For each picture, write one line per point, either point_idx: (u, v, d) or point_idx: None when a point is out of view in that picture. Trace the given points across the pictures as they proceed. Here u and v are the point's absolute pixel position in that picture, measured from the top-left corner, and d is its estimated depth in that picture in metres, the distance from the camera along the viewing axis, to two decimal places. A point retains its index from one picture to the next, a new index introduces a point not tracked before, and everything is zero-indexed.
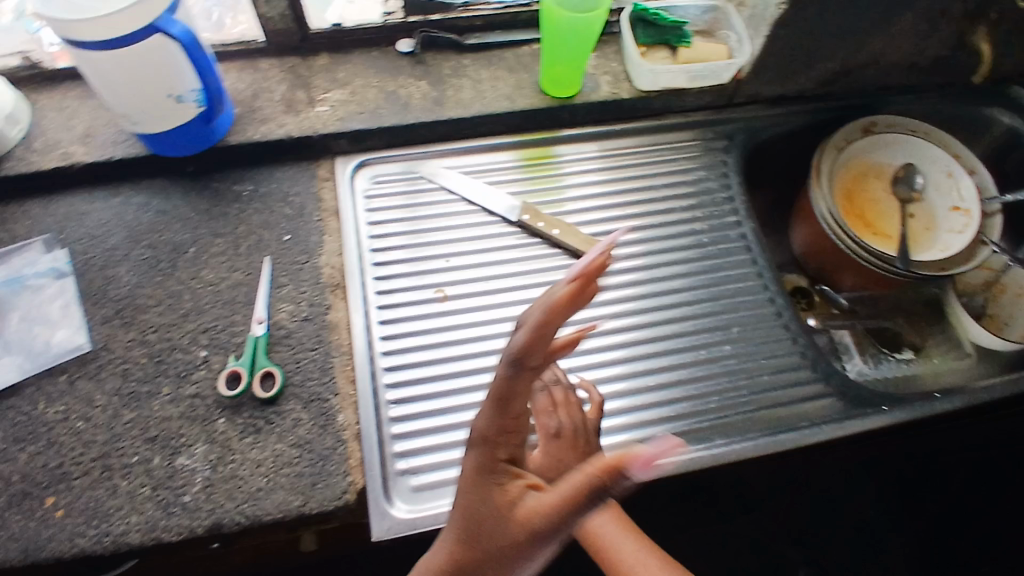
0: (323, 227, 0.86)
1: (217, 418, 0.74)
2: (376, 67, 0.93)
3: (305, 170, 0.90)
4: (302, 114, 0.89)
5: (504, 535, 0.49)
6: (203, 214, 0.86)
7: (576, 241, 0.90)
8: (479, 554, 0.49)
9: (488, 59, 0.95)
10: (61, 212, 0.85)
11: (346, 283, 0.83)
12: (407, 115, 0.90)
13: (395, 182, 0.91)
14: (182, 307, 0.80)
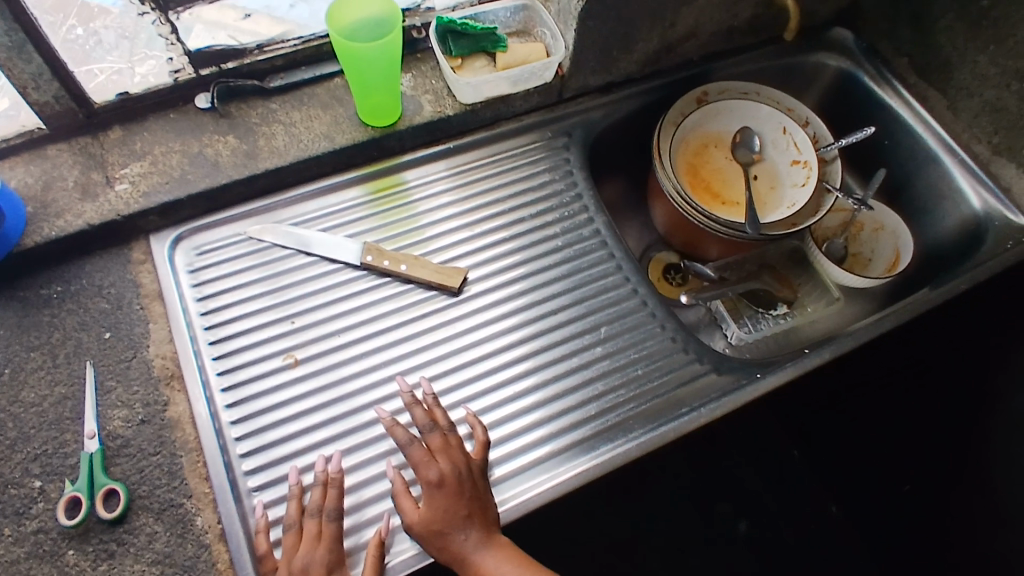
0: (147, 314, 0.79)
1: (65, 551, 0.67)
2: (177, 130, 0.86)
3: (119, 255, 0.82)
4: (101, 197, 0.81)
5: None
6: (13, 327, 0.77)
7: (427, 273, 0.86)
8: None
9: (297, 100, 0.89)
10: None
11: (180, 371, 0.76)
12: (219, 177, 0.83)
13: (222, 250, 0.84)
14: (4, 437, 0.72)
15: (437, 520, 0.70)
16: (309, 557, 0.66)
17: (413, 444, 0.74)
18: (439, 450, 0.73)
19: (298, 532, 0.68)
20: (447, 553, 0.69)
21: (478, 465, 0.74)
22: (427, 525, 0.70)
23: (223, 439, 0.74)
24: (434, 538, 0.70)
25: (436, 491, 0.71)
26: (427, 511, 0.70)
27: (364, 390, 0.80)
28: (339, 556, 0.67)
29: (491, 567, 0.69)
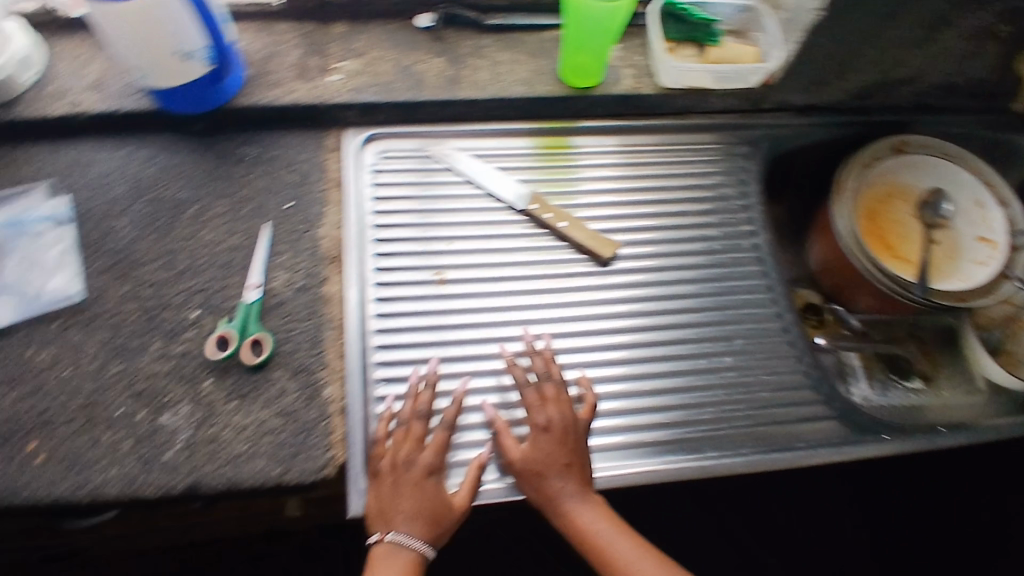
0: (325, 198, 0.84)
1: (204, 379, 0.74)
2: (394, 39, 0.90)
3: (313, 138, 0.87)
4: (314, 81, 0.87)
5: (445, 515, 0.71)
6: (208, 173, 0.84)
7: (583, 236, 0.87)
8: (438, 530, 0.71)
9: (508, 41, 0.92)
10: (65, 160, 0.83)
11: (344, 256, 0.81)
12: (421, 92, 0.87)
13: (405, 159, 0.89)
14: (176, 266, 0.78)
15: (537, 463, 0.72)
16: (412, 458, 0.71)
17: (527, 387, 0.76)
18: (551, 400, 0.75)
19: (407, 432, 0.73)
20: (541, 496, 0.73)
21: (582, 421, 0.76)
22: (528, 466, 0.73)
23: (368, 323, 0.80)
24: (531, 479, 0.73)
25: (541, 437, 0.73)
26: (530, 452, 0.73)
27: (497, 326, 0.83)
28: (439, 463, 0.72)
29: (581, 518, 0.73)
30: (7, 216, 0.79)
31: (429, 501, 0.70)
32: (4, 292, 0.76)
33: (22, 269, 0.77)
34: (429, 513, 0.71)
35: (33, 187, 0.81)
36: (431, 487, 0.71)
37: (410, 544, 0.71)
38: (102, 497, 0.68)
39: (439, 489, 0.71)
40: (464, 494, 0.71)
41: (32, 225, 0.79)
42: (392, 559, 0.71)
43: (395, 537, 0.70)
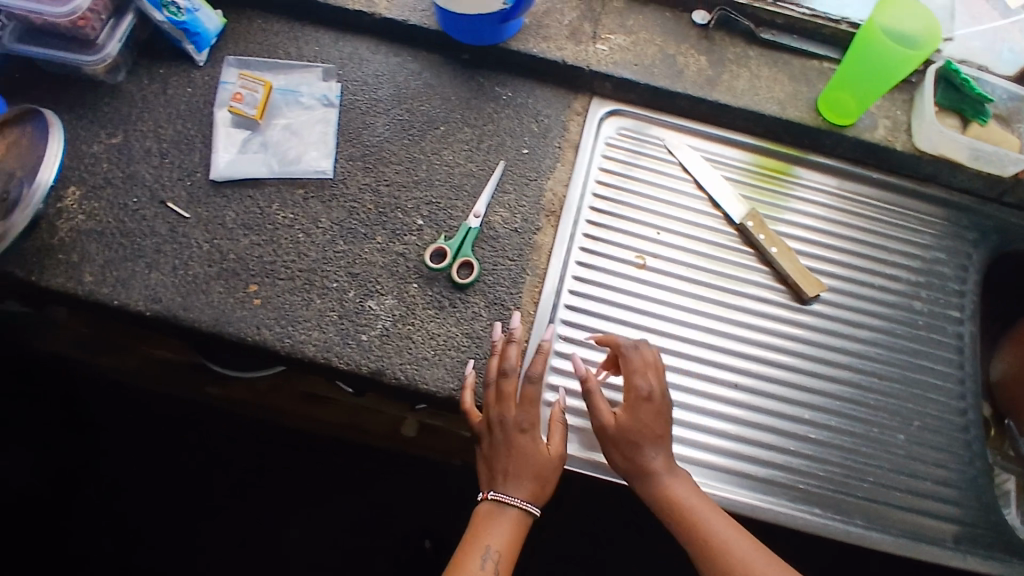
0: (560, 154, 0.87)
1: (411, 282, 0.78)
2: (665, 27, 0.92)
3: (563, 97, 0.91)
4: (582, 46, 0.90)
5: (543, 472, 0.70)
6: (463, 101, 0.89)
7: (791, 266, 0.84)
8: (536, 489, 0.70)
9: (774, 59, 0.92)
10: (345, 51, 0.90)
11: (561, 214, 0.83)
12: (677, 83, 0.89)
13: (638, 141, 0.91)
14: (415, 175, 0.84)
15: (632, 428, 0.70)
16: (503, 415, 0.71)
17: (634, 351, 0.74)
18: (646, 368, 0.73)
19: (496, 388, 0.72)
20: (632, 465, 0.71)
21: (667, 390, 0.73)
22: (624, 428, 0.71)
23: (561, 282, 0.81)
24: (623, 443, 0.71)
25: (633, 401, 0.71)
26: (625, 416, 0.71)
27: (682, 326, 0.81)
28: (534, 420, 0.71)
29: (677, 490, 0.70)
30: (285, 82, 0.86)
31: (530, 470, 0.70)
32: (264, 149, 0.83)
33: (284, 134, 0.84)
34: (525, 474, 0.70)
35: (313, 66, 0.88)
36: (522, 447, 0.71)
37: (513, 506, 0.70)
38: (301, 353, 0.74)
39: (532, 447, 0.71)
40: (552, 456, 0.71)
41: (306, 98, 0.86)
42: (493, 522, 0.71)
43: (498, 496, 0.71)
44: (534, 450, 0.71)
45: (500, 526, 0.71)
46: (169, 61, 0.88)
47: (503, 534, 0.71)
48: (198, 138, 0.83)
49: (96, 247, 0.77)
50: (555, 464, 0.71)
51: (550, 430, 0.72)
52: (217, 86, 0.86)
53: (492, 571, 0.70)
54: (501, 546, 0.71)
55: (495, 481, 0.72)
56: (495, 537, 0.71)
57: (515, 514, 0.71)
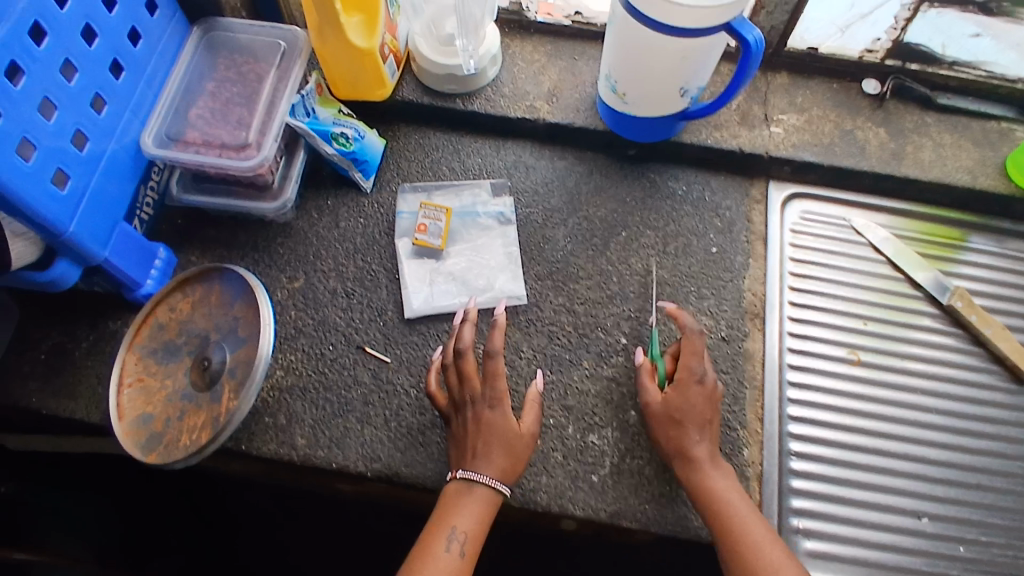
0: (750, 250, 0.83)
1: (630, 409, 0.75)
2: (835, 100, 0.89)
3: (740, 185, 0.87)
4: (756, 130, 0.86)
5: (518, 447, 0.67)
6: (638, 201, 0.85)
7: (1008, 346, 0.81)
8: (512, 464, 0.66)
9: (952, 123, 0.88)
10: (509, 159, 0.87)
11: (765, 314, 0.80)
12: (861, 161, 0.85)
13: (823, 223, 0.87)
14: (607, 289, 0.80)
15: (679, 409, 0.68)
16: (467, 394, 0.69)
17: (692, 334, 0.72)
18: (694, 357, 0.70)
19: (456, 370, 0.71)
20: (676, 449, 0.68)
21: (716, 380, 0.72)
22: (666, 412, 0.69)
23: (782, 391, 0.78)
24: (664, 426, 0.69)
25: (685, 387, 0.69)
26: (675, 396, 0.69)
27: (903, 423, 0.79)
28: (502, 394, 0.69)
29: (713, 483, 0.66)
30: (460, 204, 0.83)
31: (502, 449, 0.66)
32: (452, 279, 0.80)
33: (468, 260, 0.81)
34: (493, 447, 0.66)
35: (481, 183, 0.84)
36: (488, 422, 0.67)
37: (481, 479, 0.65)
38: (534, 503, 0.70)
39: (494, 417, 0.67)
40: (515, 429, 0.68)
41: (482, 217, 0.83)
42: (461, 501, 0.65)
43: (464, 472, 0.66)
44: (503, 421, 0.67)
45: (469, 506, 0.64)
46: (336, 191, 0.84)
47: (472, 513, 0.64)
48: (382, 273, 0.80)
49: (304, 405, 0.74)
50: (523, 440, 0.68)
51: (524, 411, 0.71)
52: (392, 213, 0.83)
53: (452, 551, 0.62)
54: (469, 527, 0.64)
55: (462, 459, 0.67)
56: (464, 517, 0.64)
57: (479, 489, 0.65)
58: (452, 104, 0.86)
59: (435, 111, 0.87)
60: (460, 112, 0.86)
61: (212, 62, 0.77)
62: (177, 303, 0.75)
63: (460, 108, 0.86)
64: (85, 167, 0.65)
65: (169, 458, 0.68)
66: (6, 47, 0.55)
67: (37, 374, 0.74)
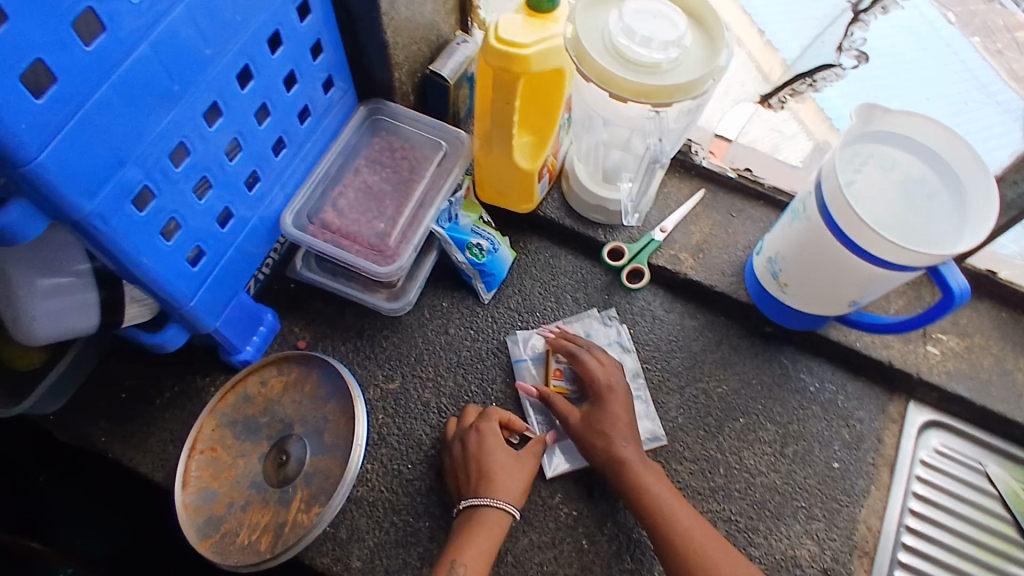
0: (875, 475, 0.75)
1: None
2: (1002, 331, 0.81)
3: (878, 397, 0.79)
4: (909, 344, 0.79)
5: (507, 468, 0.67)
6: (765, 388, 0.77)
7: None
8: (502, 483, 0.65)
9: None
10: (635, 306, 0.80)
11: (877, 555, 0.71)
12: (1017, 409, 0.77)
13: (960, 465, 0.77)
14: (710, 480, 0.72)
15: (598, 418, 0.67)
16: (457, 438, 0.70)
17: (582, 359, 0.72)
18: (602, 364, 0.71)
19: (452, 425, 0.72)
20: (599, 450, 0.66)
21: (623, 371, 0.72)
22: (589, 420, 0.67)
23: None
24: (591, 434, 0.67)
25: (601, 395, 0.68)
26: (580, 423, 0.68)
27: None
28: (490, 422, 0.70)
29: (642, 475, 0.65)
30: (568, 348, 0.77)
31: (507, 475, 0.66)
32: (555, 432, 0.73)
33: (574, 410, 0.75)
34: (495, 474, 0.66)
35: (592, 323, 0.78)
36: (477, 447, 0.68)
37: (488, 504, 0.64)
38: None
39: (487, 441, 0.68)
40: (509, 451, 0.68)
41: None
42: (468, 535, 0.63)
43: (470, 503, 0.65)
44: (486, 446, 0.68)
45: (477, 537, 0.62)
46: (454, 294, 0.80)
47: (473, 545, 0.62)
48: (478, 398, 0.75)
49: (369, 526, 0.69)
50: (522, 460, 0.68)
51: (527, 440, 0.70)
52: (505, 334, 0.79)
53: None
54: (470, 559, 0.61)
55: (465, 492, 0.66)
56: (468, 551, 0.62)
57: (482, 510, 0.64)
58: (592, 233, 0.81)
59: (572, 235, 0.82)
60: (598, 243, 0.81)
61: (370, 144, 0.75)
62: (268, 378, 0.72)
63: (599, 239, 0.81)
64: (225, 241, 0.62)
65: (220, 555, 0.64)
66: (179, 130, 0.51)
67: (116, 413, 0.72)
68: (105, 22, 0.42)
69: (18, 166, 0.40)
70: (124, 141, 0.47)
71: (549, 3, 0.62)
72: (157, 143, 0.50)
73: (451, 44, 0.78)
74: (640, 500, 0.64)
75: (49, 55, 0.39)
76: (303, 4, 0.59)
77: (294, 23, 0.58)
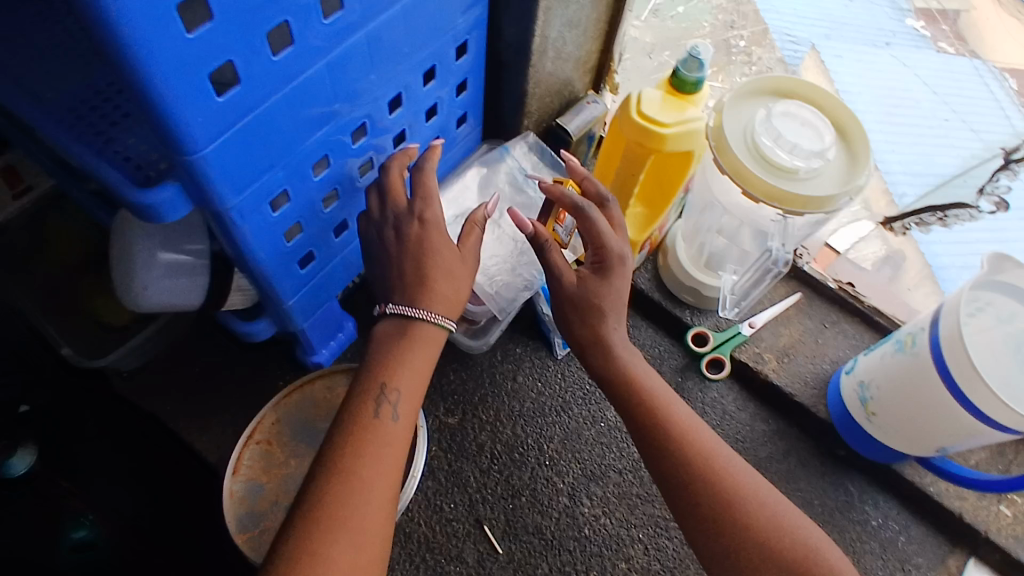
0: None
1: None
2: None
3: (939, 548, 0.74)
4: (982, 499, 0.74)
5: (440, 264, 0.56)
6: (823, 511, 0.74)
7: None
8: (431, 288, 0.55)
9: None
10: (707, 396, 0.78)
11: None
12: None
13: None
14: None
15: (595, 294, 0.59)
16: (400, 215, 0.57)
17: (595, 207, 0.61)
18: (618, 227, 0.61)
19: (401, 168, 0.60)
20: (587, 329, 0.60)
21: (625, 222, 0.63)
22: (581, 292, 0.59)
23: None
24: (573, 309, 0.60)
25: (603, 270, 0.59)
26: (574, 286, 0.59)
27: None
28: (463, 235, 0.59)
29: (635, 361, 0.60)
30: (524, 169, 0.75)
31: (445, 279, 0.56)
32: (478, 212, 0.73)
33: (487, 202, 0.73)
34: (428, 269, 0.55)
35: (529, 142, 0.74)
36: (424, 239, 0.56)
37: (422, 318, 0.54)
38: None
39: (431, 231, 0.57)
40: (452, 248, 0.57)
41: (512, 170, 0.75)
42: (400, 353, 0.54)
43: (390, 310, 0.55)
44: (427, 242, 0.56)
45: (412, 358, 0.54)
46: (528, 342, 0.80)
47: (408, 371, 0.54)
48: (532, 452, 0.74)
49: (398, 559, 0.69)
50: (464, 260, 0.58)
51: (466, 234, 0.60)
52: (571, 393, 0.78)
53: (401, 417, 0.52)
54: (402, 386, 0.53)
55: (392, 293, 0.56)
56: (401, 375, 0.53)
57: (418, 323, 0.55)
58: (678, 312, 0.80)
59: (658, 310, 0.81)
60: (683, 323, 0.80)
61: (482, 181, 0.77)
62: (336, 385, 0.73)
63: (685, 319, 0.80)
64: (335, 250, 0.64)
65: (255, 552, 0.65)
66: (327, 142, 0.53)
67: (183, 385, 0.74)
68: (294, 38, 0.44)
69: (185, 155, 0.42)
70: (278, 145, 0.48)
71: (693, 86, 0.63)
72: (305, 151, 0.51)
73: (581, 101, 0.81)
74: (634, 399, 0.59)
75: (240, 59, 0.41)
76: (461, 44, 0.62)
77: (448, 61, 0.61)
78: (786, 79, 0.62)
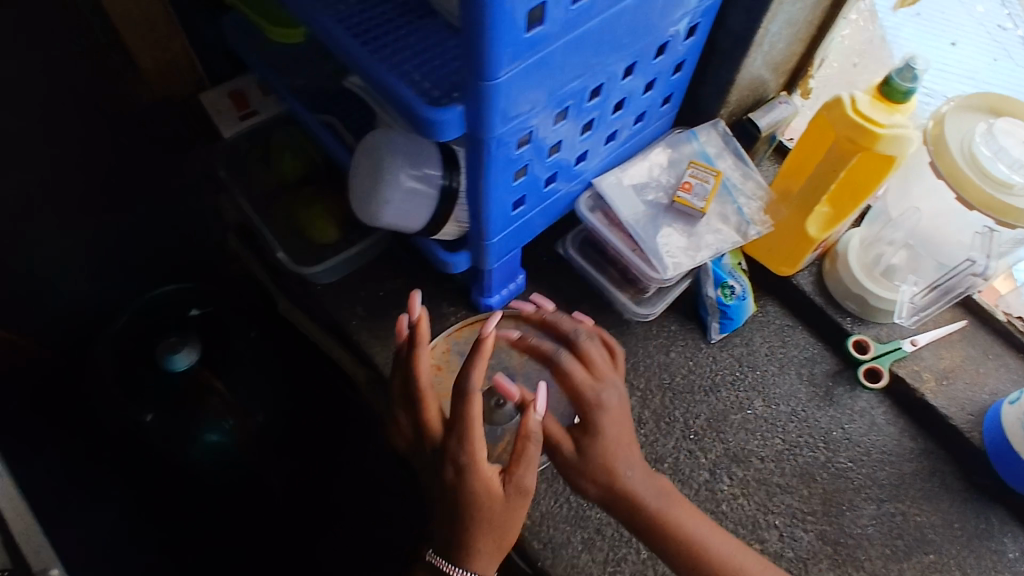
0: None
1: None
2: None
3: None
4: None
5: (483, 509, 0.59)
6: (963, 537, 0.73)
7: None
8: (472, 538, 0.60)
9: None
10: (856, 404, 0.79)
11: None
12: None
13: None
14: None
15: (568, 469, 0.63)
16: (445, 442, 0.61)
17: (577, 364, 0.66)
18: (597, 371, 0.65)
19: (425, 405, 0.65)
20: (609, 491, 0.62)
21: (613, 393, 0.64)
22: (585, 463, 0.62)
23: None
24: (591, 470, 0.62)
25: (568, 444, 0.63)
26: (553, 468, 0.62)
27: None
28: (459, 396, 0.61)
29: (645, 475, 0.62)
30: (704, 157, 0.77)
31: (488, 535, 0.60)
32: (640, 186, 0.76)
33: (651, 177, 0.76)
34: (474, 529, 0.59)
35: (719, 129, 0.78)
36: (466, 495, 0.59)
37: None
38: None
39: (468, 481, 0.59)
40: (500, 497, 0.60)
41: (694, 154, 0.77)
42: None
43: (432, 561, 0.63)
44: (457, 483, 0.60)
45: None
46: (684, 322, 0.84)
47: None
48: (679, 425, 0.77)
49: (544, 490, 0.73)
50: (508, 502, 0.60)
51: (520, 456, 0.59)
52: (721, 376, 0.81)
53: None
54: None
55: (436, 545, 0.64)
56: None
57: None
58: (839, 318, 0.81)
59: (817, 313, 0.83)
60: (842, 330, 0.81)
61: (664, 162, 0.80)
62: None
63: (845, 326, 0.81)
64: (539, 200, 0.70)
65: None
66: (572, 95, 0.59)
67: (370, 304, 0.82)
68: None
69: (482, 80, 0.48)
70: (542, 89, 0.54)
71: (903, 95, 0.64)
72: (556, 100, 0.57)
73: (773, 101, 0.84)
74: (652, 517, 0.62)
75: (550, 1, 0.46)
76: (691, 27, 0.66)
77: (679, 39, 0.65)
78: (1006, 97, 0.63)
